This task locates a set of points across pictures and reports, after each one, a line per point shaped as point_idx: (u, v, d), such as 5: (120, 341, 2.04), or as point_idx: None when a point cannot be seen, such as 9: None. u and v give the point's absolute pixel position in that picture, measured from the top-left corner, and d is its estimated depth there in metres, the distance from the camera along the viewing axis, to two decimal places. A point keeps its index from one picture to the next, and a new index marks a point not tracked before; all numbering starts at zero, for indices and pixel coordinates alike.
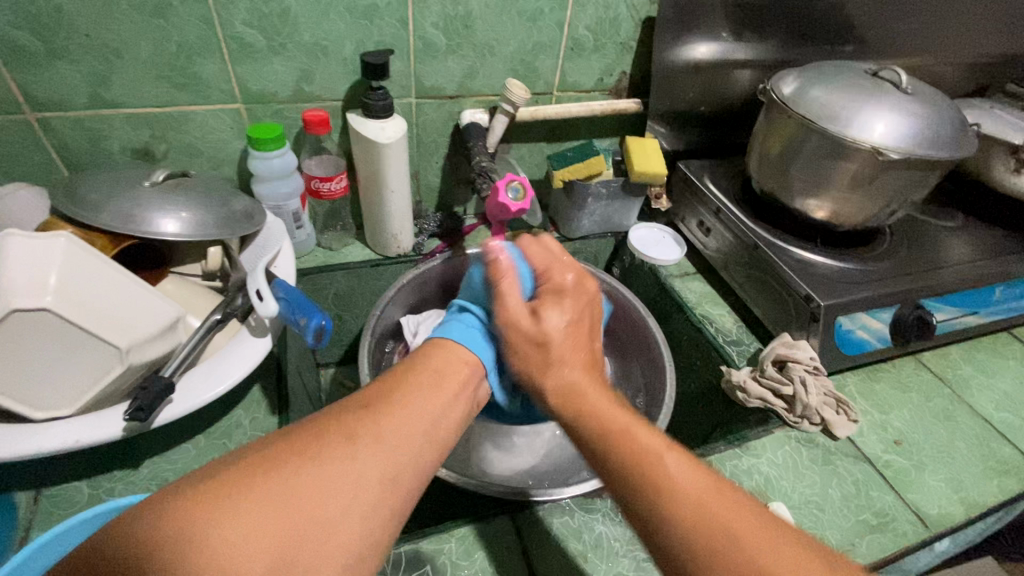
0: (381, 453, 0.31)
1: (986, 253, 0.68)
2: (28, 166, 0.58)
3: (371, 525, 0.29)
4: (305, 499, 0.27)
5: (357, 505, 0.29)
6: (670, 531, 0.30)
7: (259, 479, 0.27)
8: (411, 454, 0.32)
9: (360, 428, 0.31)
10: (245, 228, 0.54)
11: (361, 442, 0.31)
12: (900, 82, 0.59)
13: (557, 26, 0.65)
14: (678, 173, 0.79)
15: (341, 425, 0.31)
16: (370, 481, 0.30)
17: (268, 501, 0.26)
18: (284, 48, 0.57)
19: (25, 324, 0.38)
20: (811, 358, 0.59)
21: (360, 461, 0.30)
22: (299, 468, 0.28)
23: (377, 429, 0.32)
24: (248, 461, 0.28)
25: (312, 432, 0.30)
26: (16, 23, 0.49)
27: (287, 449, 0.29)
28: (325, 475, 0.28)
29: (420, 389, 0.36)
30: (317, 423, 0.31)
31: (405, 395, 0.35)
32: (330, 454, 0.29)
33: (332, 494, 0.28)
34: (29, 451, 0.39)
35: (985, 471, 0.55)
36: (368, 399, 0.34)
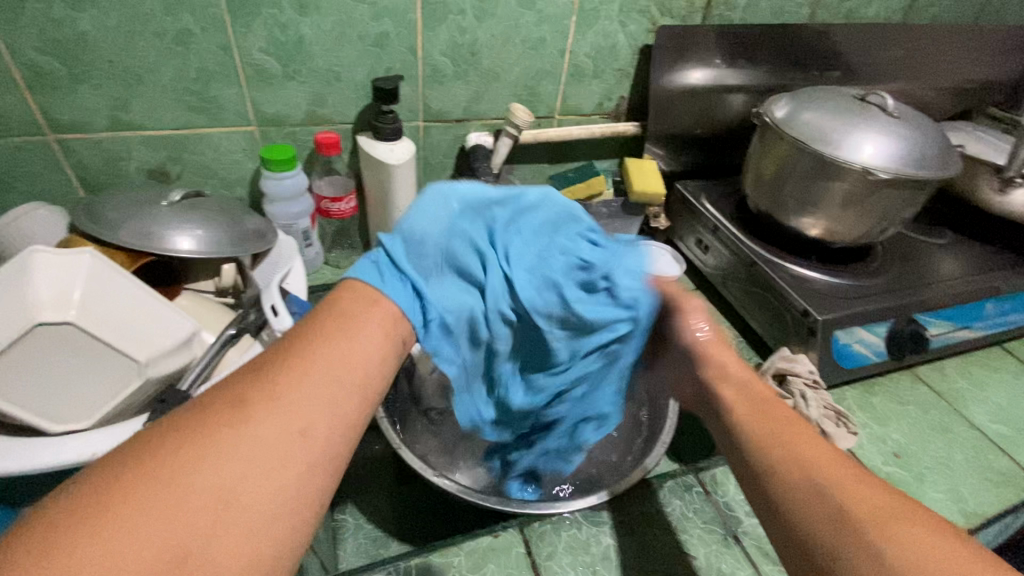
0: (280, 414, 0.29)
1: (975, 268, 0.70)
2: (46, 186, 0.59)
3: (281, 484, 0.27)
4: (195, 475, 0.25)
5: (257, 466, 0.27)
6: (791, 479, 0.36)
7: (136, 471, 0.25)
8: (318, 404, 0.30)
9: (253, 393, 0.29)
10: (258, 246, 0.56)
11: (256, 408, 0.29)
12: (887, 107, 0.62)
13: (559, 54, 0.68)
14: (675, 193, 0.82)
15: (231, 395, 0.29)
16: (271, 440, 0.28)
17: (153, 493, 0.24)
18: (299, 74, 0.60)
19: (50, 337, 0.40)
20: (810, 371, 0.60)
21: (256, 427, 0.28)
22: (184, 449, 0.26)
23: (271, 390, 0.30)
24: (127, 456, 0.26)
25: (200, 408, 0.28)
26: (42, 49, 0.51)
27: (171, 435, 0.27)
28: (216, 450, 0.26)
29: (325, 340, 0.34)
30: (203, 401, 0.29)
31: (310, 351, 0.33)
32: (222, 428, 0.27)
33: (230, 465, 0.26)
34: (45, 465, 0.38)
35: (984, 483, 0.56)
36: (262, 364, 0.32)
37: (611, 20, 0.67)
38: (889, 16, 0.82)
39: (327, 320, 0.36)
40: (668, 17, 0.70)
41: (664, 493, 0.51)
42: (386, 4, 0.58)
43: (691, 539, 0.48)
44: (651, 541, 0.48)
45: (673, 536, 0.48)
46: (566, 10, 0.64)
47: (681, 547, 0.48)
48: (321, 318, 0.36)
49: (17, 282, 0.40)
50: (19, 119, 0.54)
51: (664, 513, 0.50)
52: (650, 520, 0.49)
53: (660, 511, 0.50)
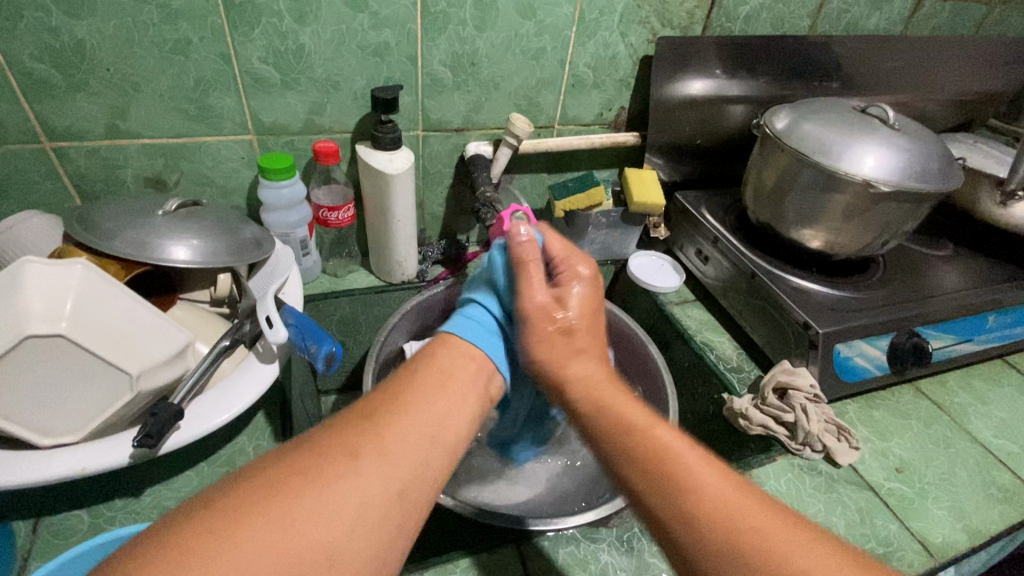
0: (385, 468, 0.29)
1: (977, 281, 0.70)
2: (42, 193, 0.59)
3: (379, 544, 0.28)
4: (306, 522, 0.26)
5: (362, 522, 0.27)
6: (692, 527, 0.33)
7: (254, 508, 0.25)
8: (417, 463, 0.31)
9: (363, 442, 0.30)
10: (254, 256, 0.55)
11: (364, 458, 0.29)
12: (888, 119, 0.62)
13: (558, 64, 0.68)
14: (675, 203, 0.81)
15: (343, 441, 0.30)
16: (375, 499, 0.28)
17: (269, 528, 0.25)
18: (298, 83, 0.60)
19: (39, 350, 0.39)
20: (811, 385, 0.59)
21: (362, 481, 0.28)
22: (302, 491, 0.27)
23: (378, 444, 0.30)
24: (247, 488, 0.26)
25: (317, 448, 0.29)
26: (39, 57, 0.51)
27: (291, 469, 0.28)
28: (326, 497, 0.27)
29: (424, 399, 0.35)
30: (318, 442, 0.30)
31: (409, 404, 0.34)
32: (332, 472, 0.28)
33: (337, 515, 0.27)
34: (35, 479, 0.39)
35: (988, 500, 0.56)
36: (368, 411, 0.33)
37: (611, 31, 0.67)
38: (889, 28, 0.82)
39: (427, 369, 0.38)
40: (668, 28, 0.70)
41: None
42: (386, 14, 0.58)
43: None
44: (650, 559, 0.47)
45: None
46: (566, 20, 0.64)
47: None
48: (423, 369, 0.38)
49: (7, 292, 0.39)
50: (15, 127, 0.54)
51: None
52: (649, 537, 0.48)
53: None
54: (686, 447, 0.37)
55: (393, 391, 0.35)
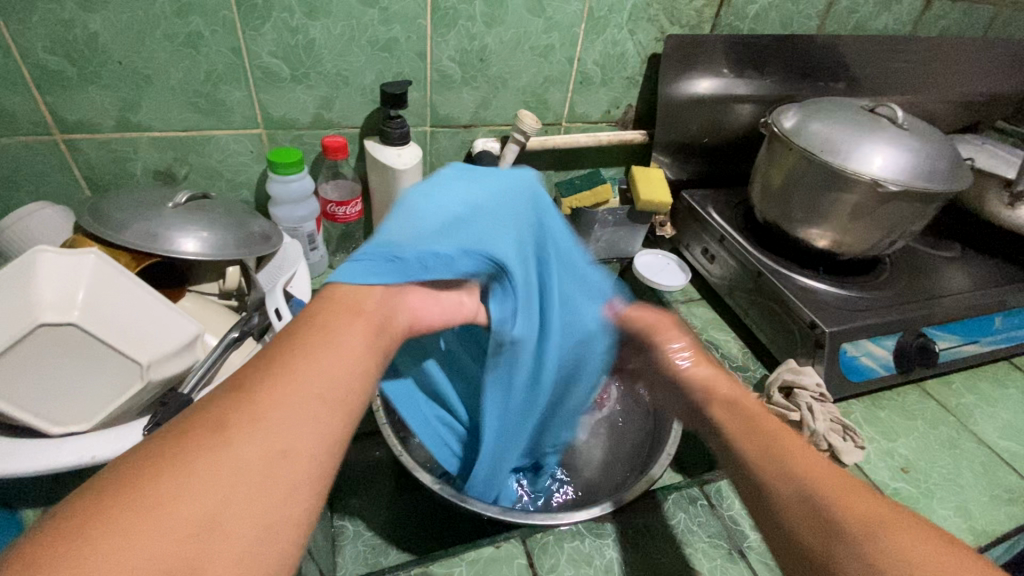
0: (260, 435, 0.26)
1: (985, 282, 0.69)
2: (52, 185, 0.59)
3: (263, 507, 0.25)
4: (168, 504, 0.23)
5: (234, 493, 0.24)
6: (793, 486, 0.35)
7: (105, 507, 0.22)
8: (298, 424, 0.27)
9: (231, 414, 0.27)
10: (263, 249, 0.55)
11: (231, 430, 0.26)
12: (896, 118, 0.62)
13: (567, 61, 0.68)
14: (682, 202, 0.81)
15: (208, 418, 0.26)
16: (251, 466, 0.25)
17: (127, 519, 0.22)
18: (307, 78, 0.60)
19: (51, 338, 0.39)
20: (817, 384, 0.59)
21: (234, 453, 0.25)
22: (160, 477, 0.24)
23: (250, 412, 0.27)
24: (102, 488, 0.23)
25: (178, 431, 0.26)
26: (51, 49, 0.51)
27: (153, 456, 0.25)
28: (191, 476, 0.24)
29: (307, 354, 0.31)
30: (180, 424, 0.26)
31: (288, 367, 0.30)
32: (194, 449, 0.25)
33: (206, 493, 0.24)
34: (43, 466, 0.39)
35: (994, 501, 0.55)
36: (241, 381, 0.29)
37: (620, 29, 0.67)
38: (897, 29, 0.82)
39: (307, 327, 0.33)
40: (676, 26, 0.70)
41: (670, 506, 0.51)
42: (396, 10, 0.58)
43: (696, 553, 0.47)
44: (654, 555, 0.47)
45: (678, 550, 0.48)
46: (575, 18, 0.64)
47: (685, 561, 0.47)
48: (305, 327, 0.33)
49: (20, 280, 0.39)
50: (26, 118, 0.54)
51: (668, 526, 0.49)
52: (654, 533, 0.49)
53: (665, 523, 0.49)
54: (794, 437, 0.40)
55: (272, 351, 0.31)
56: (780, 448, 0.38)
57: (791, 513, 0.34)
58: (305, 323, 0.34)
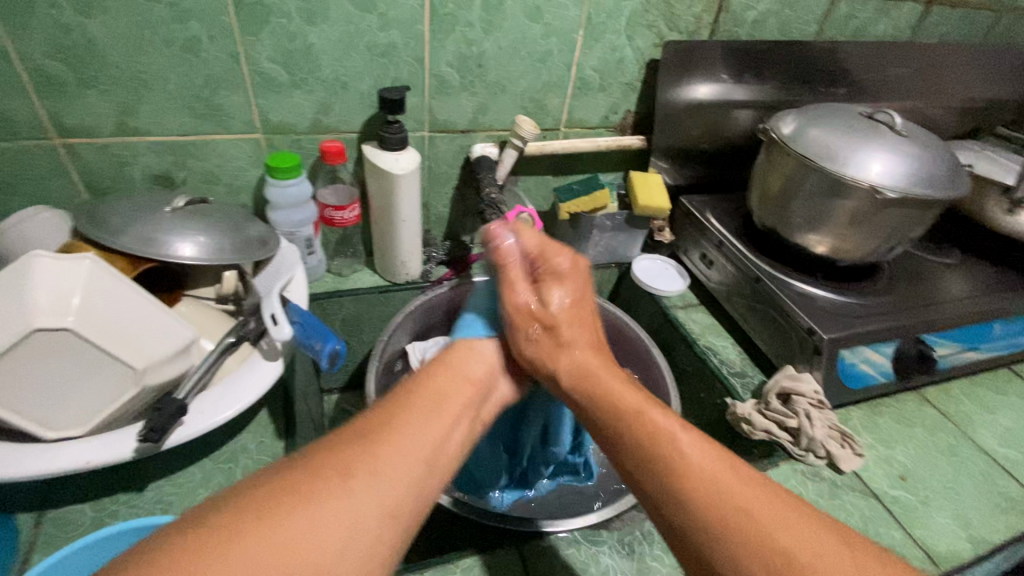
0: (377, 487, 0.30)
1: (985, 289, 0.69)
2: (50, 189, 0.60)
3: (365, 555, 0.28)
4: (299, 539, 0.27)
5: (349, 540, 0.28)
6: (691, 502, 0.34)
7: (245, 530, 0.26)
8: (404, 485, 0.32)
9: (356, 463, 0.31)
10: (260, 254, 0.55)
11: (356, 477, 0.30)
12: (894, 125, 0.62)
13: (565, 67, 0.68)
14: (681, 208, 0.81)
15: (338, 462, 0.31)
16: (367, 520, 0.29)
17: (265, 549, 0.26)
18: (306, 83, 0.60)
19: (46, 343, 0.39)
20: (815, 391, 0.59)
21: (355, 498, 0.29)
22: (295, 509, 0.27)
23: (371, 463, 0.31)
24: (240, 509, 0.27)
25: (310, 467, 0.30)
26: (50, 54, 0.51)
27: (285, 487, 0.29)
28: (315, 518, 0.28)
29: (416, 420, 0.36)
30: (312, 461, 0.31)
31: (402, 427, 0.35)
32: (324, 490, 0.29)
33: (327, 538, 0.27)
34: (39, 471, 0.39)
35: (993, 509, 0.55)
36: (364, 431, 0.34)
37: (618, 34, 0.67)
38: (897, 35, 0.82)
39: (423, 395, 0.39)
40: (675, 33, 0.70)
41: None
42: (394, 16, 0.58)
43: None
44: (650, 563, 0.47)
45: (674, 557, 0.47)
46: (573, 23, 0.64)
47: (681, 569, 0.47)
48: (418, 393, 0.39)
49: (16, 286, 0.40)
50: (26, 123, 0.55)
51: None
52: (649, 541, 0.48)
53: (661, 531, 0.49)
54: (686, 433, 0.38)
55: (389, 410, 0.36)
56: (709, 482, 0.35)
57: (691, 533, 0.34)
58: (412, 395, 0.39)
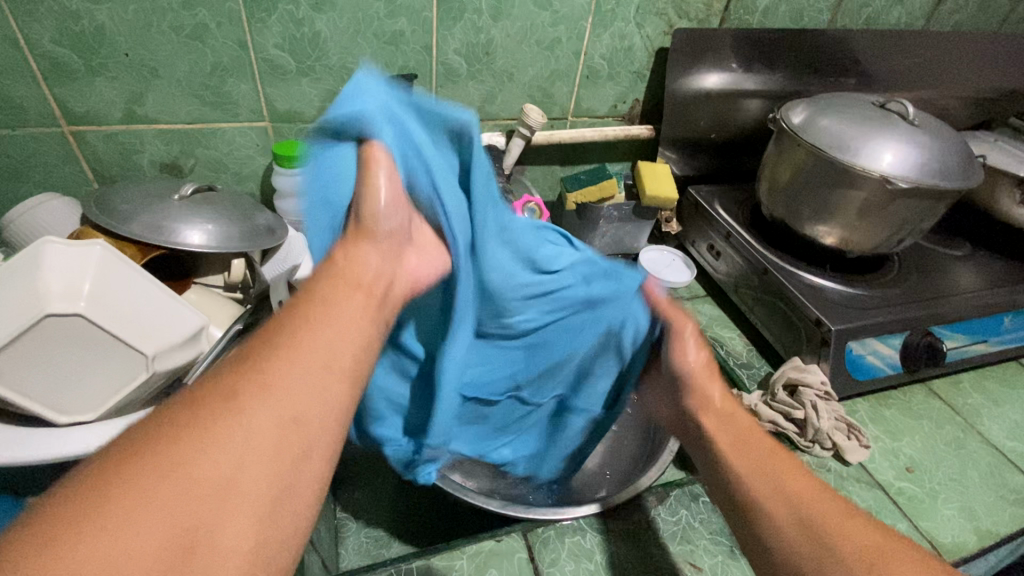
0: (271, 397, 0.24)
1: (996, 282, 0.69)
2: (59, 177, 0.60)
3: (280, 475, 0.22)
4: (186, 473, 0.20)
5: (251, 458, 0.22)
6: (789, 513, 0.35)
7: (114, 476, 0.20)
8: (312, 389, 0.25)
9: (241, 379, 0.24)
10: (268, 242, 0.56)
11: (242, 395, 0.23)
12: (907, 114, 0.61)
13: (574, 55, 0.68)
14: (688, 198, 0.80)
15: (219, 383, 0.24)
16: (268, 422, 0.23)
17: (135, 490, 0.19)
18: (313, 71, 0.60)
19: (58, 328, 0.39)
20: (822, 382, 0.59)
21: (248, 416, 0.23)
22: (175, 440, 0.21)
23: (261, 374, 0.24)
24: (109, 455, 0.21)
25: (184, 397, 0.23)
26: (59, 41, 0.51)
27: (158, 421, 0.22)
28: (200, 442, 0.21)
29: (305, 320, 0.28)
30: (186, 391, 0.24)
31: (292, 331, 0.27)
32: (206, 414, 0.22)
33: (220, 455, 0.21)
34: (49, 457, 0.38)
35: (1000, 501, 0.55)
36: (244, 348, 0.26)
37: (628, 22, 0.67)
38: (910, 23, 0.81)
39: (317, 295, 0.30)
40: (685, 20, 0.69)
41: (671, 502, 0.51)
42: (402, 2, 0.58)
43: (697, 550, 0.47)
44: (655, 551, 0.47)
45: (679, 546, 0.47)
46: (583, 10, 0.64)
47: (686, 558, 0.47)
48: (308, 295, 0.30)
49: (27, 271, 0.40)
50: (35, 110, 0.55)
51: (670, 522, 0.49)
52: (655, 530, 0.48)
53: (666, 520, 0.49)
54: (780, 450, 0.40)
55: (273, 319, 0.28)
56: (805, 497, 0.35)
57: (781, 529, 0.35)
58: (307, 294, 0.30)
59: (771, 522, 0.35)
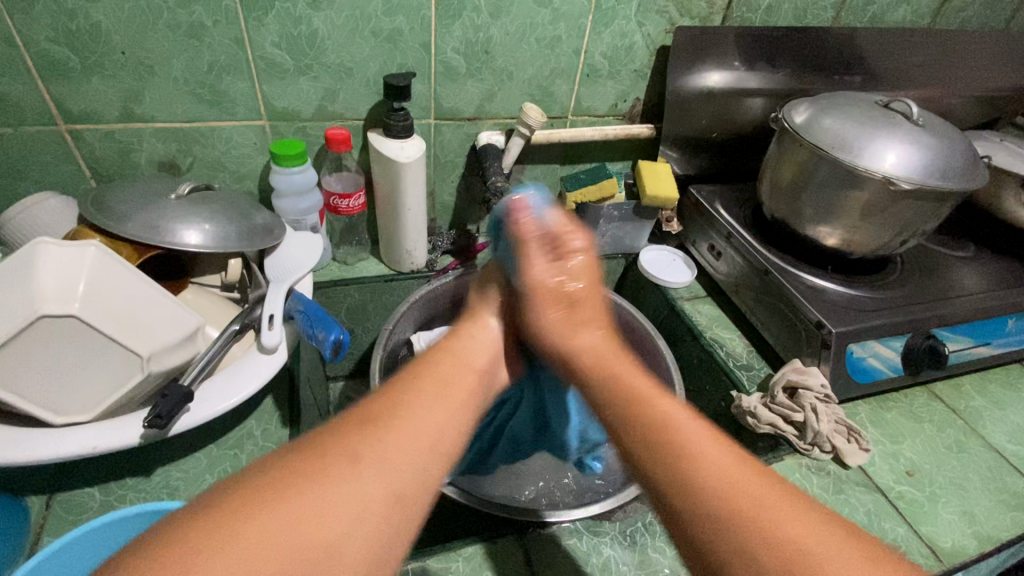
0: (385, 471, 0.29)
1: (1000, 284, 0.68)
2: (57, 175, 0.60)
3: (379, 542, 0.27)
4: (311, 524, 0.25)
5: (362, 523, 0.27)
6: (768, 553, 0.27)
7: (255, 507, 0.25)
8: (415, 472, 0.30)
9: (365, 447, 0.29)
10: (265, 241, 0.55)
11: (363, 462, 0.29)
12: (911, 114, 0.60)
13: (574, 53, 0.67)
14: (689, 197, 0.80)
15: (347, 444, 0.29)
16: (373, 501, 0.27)
17: (271, 527, 0.24)
18: (311, 69, 0.59)
19: (53, 329, 0.39)
20: (822, 385, 0.58)
21: (363, 481, 0.28)
22: (306, 490, 0.26)
23: (379, 446, 0.30)
24: (253, 486, 0.26)
25: (317, 449, 0.29)
26: (54, 39, 0.51)
27: (293, 465, 0.27)
28: (323, 497, 0.26)
29: (417, 404, 0.34)
30: (320, 444, 0.29)
31: (408, 412, 0.33)
32: (332, 472, 0.27)
33: (337, 513, 0.26)
34: (46, 456, 0.39)
35: (1001, 505, 0.55)
36: (369, 416, 0.32)
37: (628, 20, 0.66)
38: (915, 21, 0.80)
39: (431, 379, 0.37)
40: (686, 18, 0.69)
41: None
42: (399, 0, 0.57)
43: None
44: (652, 554, 0.47)
45: (676, 550, 0.47)
46: (582, 9, 0.63)
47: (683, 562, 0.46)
48: (422, 379, 0.37)
49: (22, 272, 0.40)
50: (32, 108, 0.55)
51: None
52: (652, 533, 0.48)
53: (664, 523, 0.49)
54: (720, 448, 0.33)
55: (391, 395, 0.34)
56: (725, 483, 0.31)
57: (696, 525, 0.30)
58: (419, 378, 0.37)
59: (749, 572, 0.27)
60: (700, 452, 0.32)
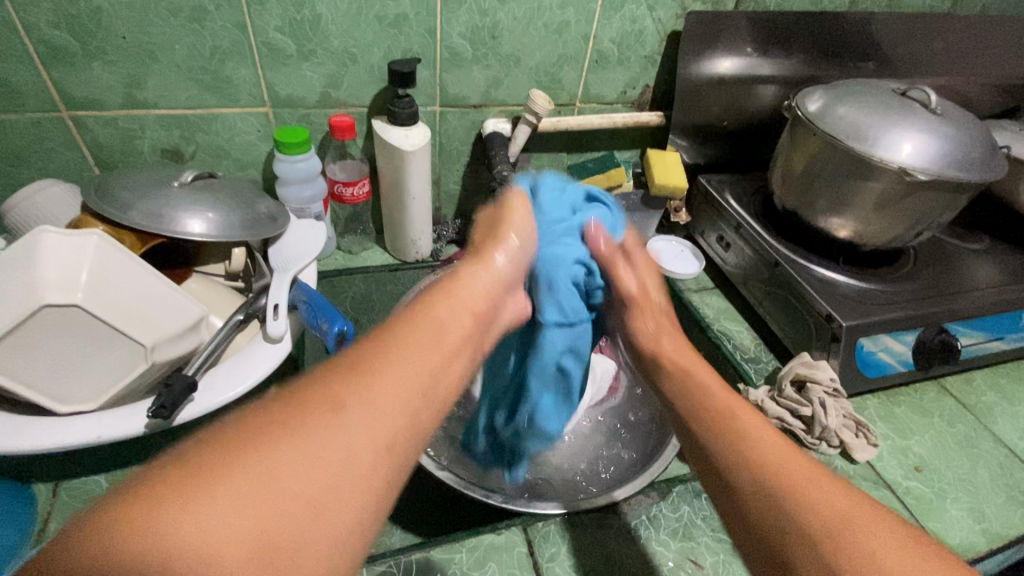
0: (370, 419, 0.28)
1: (1015, 277, 0.67)
2: (61, 163, 0.59)
3: (365, 496, 0.26)
4: (290, 479, 0.24)
5: (346, 477, 0.26)
6: (815, 511, 0.31)
7: (231, 462, 0.24)
8: (401, 419, 0.29)
9: (348, 395, 0.28)
10: (268, 231, 0.55)
11: (348, 410, 0.28)
12: (929, 103, 0.58)
13: (582, 39, 0.65)
14: (698, 187, 0.78)
15: (329, 394, 0.28)
16: (361, 455, 0.27)
17: (249, 479, 0.23)
18: (314, 55, 0.58)
19: (56, 318, 0.39)
20: (831, 378, 0.57)
21: (346, 430, 0.27)
22: (285, 441, 0.25)
23: (362, 393, 0.29)
24: (230, 436, 0.25)
25: (298, 400, 0.27)
26: (55, 23, 0.50)
27: (272, 416, 0.26)
28: (304, 450, 0.25)
29: (406, 348, 0.33)
30: (300, 393, 0.28)
31: (395, 358, 0.32)
32: (313, 420, 0.26)
33: (320, 462, 0.25)
34: (50, 445, 0.39)
35: (1011, 502, 0.54)
36: (354, 363, 0.31)
37: (639, 4, 0.64)
38: (935, 6, 0.77)
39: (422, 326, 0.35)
40: (698, 2, 0.67)
41: (673, 498, 0.50)
42: None
43: (699, 547, 0.47)
44: (656, 547, 0.46)
45: (681, 543, 0.47)
46: None
47: (688, 555, 0.46)
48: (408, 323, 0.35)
49: (25, 261, 0.40)
50: (35, 95, 0.54)
51: (671, 519, 0.49)
52: (656, 526, 0.48)
53: (668, 516, 0.49)
54: (774, 439, 0.37)
55: (378, 343, 0.33)
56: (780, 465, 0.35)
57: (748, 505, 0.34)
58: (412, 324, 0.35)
59: (794, 521, 0.32)
60: (761, 436, 0.37)
